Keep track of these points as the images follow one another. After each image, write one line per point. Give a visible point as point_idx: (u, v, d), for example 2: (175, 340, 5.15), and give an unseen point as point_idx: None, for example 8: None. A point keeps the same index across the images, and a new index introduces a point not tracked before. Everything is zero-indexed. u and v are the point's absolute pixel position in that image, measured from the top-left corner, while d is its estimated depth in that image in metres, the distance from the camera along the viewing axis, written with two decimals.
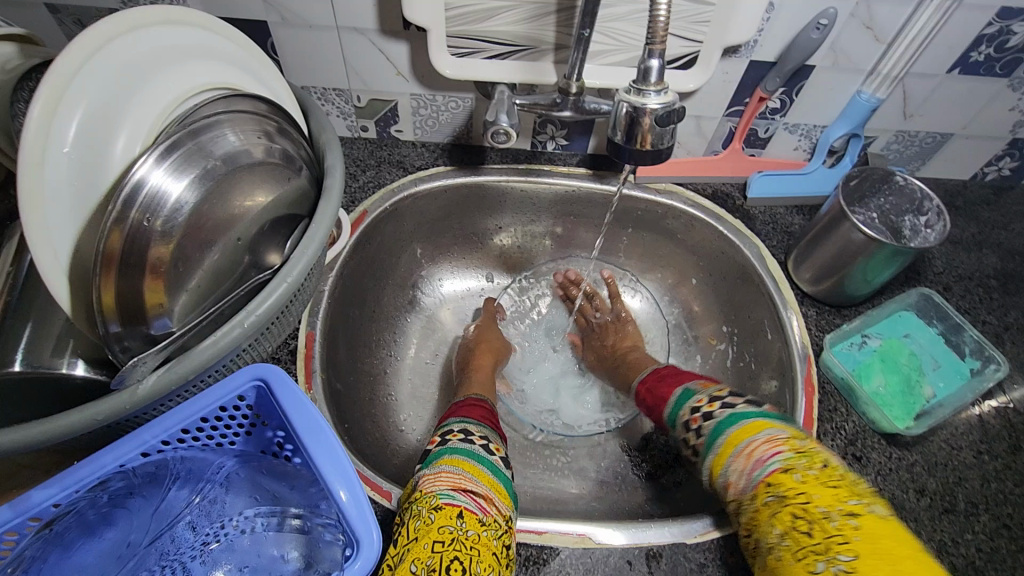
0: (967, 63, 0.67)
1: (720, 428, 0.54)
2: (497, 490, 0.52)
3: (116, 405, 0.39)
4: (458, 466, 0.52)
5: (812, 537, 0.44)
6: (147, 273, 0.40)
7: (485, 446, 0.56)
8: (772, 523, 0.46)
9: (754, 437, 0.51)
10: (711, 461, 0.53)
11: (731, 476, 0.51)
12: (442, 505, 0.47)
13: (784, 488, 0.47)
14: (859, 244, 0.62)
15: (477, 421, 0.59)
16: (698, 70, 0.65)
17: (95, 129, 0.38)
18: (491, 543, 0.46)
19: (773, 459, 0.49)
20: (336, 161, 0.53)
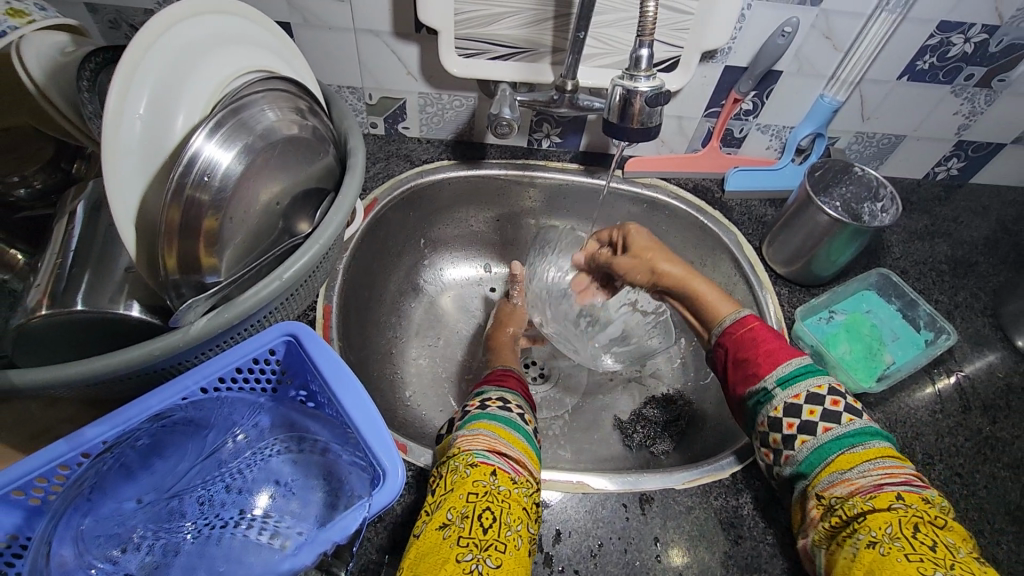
0: (914, 71, 0.75)
1: (846, 433, 0.50)
2: (529, 456, 0.54)
3: (170, 343, 0.44)
4: (496, 432, 0.54)
5: (935, 552, 0.42)
6: (200, 234, 0.45)
7: (520, 415, 0.59)
8: (889, 523, 0.44)
9: (901, 465, 0.48)
10: (835, 456, 0.49)
11: (855, 476, 0.48)
12: (478, 462, 0.50)
13: (921, 508, 0.45)
14: (824, 226, 0.69)
15: (512, 392, 0.63)
16: (680, 73, 0.73)
17: (162, 97, 0.43)
18: (522, 499, 0.49)
19: (914, 485, 0.47)
20: (358, 143, 0.59)
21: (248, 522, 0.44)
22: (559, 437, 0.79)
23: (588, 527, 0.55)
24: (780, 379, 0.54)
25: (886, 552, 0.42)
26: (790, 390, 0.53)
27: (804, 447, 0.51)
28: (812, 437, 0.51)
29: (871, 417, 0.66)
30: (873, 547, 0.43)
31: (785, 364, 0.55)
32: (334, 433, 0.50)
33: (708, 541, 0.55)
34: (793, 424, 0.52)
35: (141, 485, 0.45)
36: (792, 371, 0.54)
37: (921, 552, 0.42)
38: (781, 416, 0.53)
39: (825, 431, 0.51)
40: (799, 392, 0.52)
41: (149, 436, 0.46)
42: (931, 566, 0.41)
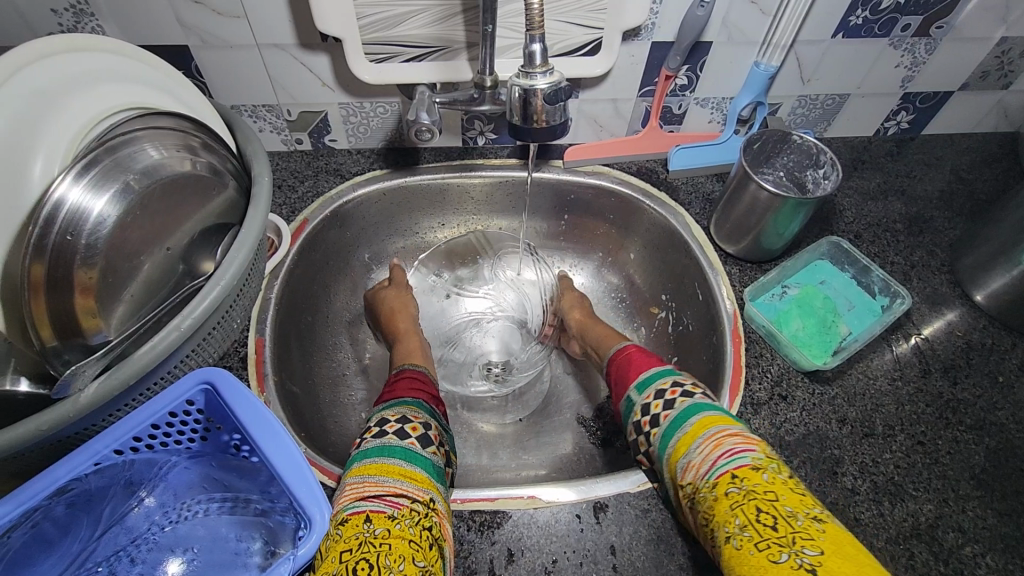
0: (847, 27, 0.73)
1: (678, 415, 0.53)
2: (412, 478, 0.48)
3: (62, 413, 0.41)
4: (364, 472, 0.47)
5: (776, 530, 0.41)
6: (76, 289, 0.42)
7: (399, 431, 0.52)
8: (733, 512, 0.44)
9: (728, 431, 0.49)
10: (674, 442, 0.51)
11: (693, 459, 0.49)
12: (347, 516, 0.44)
13: (752, 484, 0.45)
14: (765, 201, 0.67)
15: (393, 404, 0.57)
16: (604, 56, 0.70)
17: (13, 152, 0.40)
18: (403, 531, 0.43)
19: (743, 454, 0.47)
20: (264, 169, 0.55)
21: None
22: (524, 441, 0.78)
23: (542, 544, 0.53)
24: (640, 384, 0.59)
25: (739, 545, 0.42)
26: (642, 393, 0.58)
27: (656, 437, 0.54)
28: (658, 427, 0.54)
29: (829, 394, 0.64)
30: (729, 541, 0.43)
31: (648, 370, 0.61)
32: (262, 488, 0.47)
33: (666, 544, 0.54)
34: (646, 421, 0.56)
35: (56, 553, 0.44)
36: (647, 376, 0.60)
37: (767, 536, 0.41)
38: (640, 418, 0.57)
39: (666, 418, 0.54)
40: (651, 393, 0.57)
41: (64, 505, 0.44)
42: (776, 550, 0.40)
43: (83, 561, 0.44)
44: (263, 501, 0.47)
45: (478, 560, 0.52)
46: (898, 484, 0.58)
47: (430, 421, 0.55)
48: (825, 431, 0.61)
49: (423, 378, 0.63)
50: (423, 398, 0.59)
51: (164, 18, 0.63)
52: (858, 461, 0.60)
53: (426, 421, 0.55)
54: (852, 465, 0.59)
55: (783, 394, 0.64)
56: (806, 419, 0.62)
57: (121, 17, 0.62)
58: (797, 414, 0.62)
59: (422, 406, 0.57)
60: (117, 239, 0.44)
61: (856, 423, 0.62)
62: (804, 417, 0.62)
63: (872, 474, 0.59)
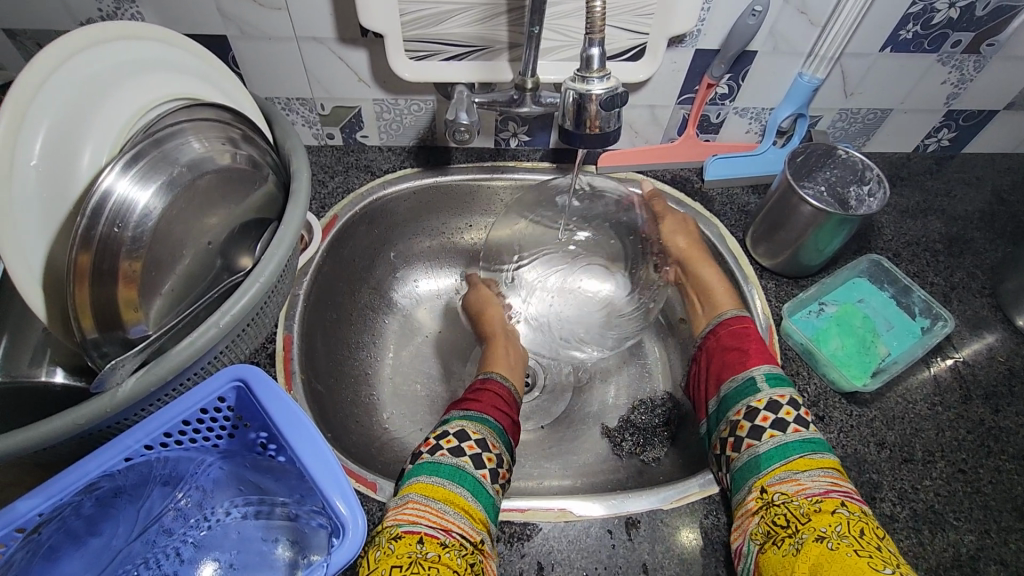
0: (897, 41, 0.71)
1: (810, 438, 0.53)
2: (470, 514, 0.50)
3: (98, 407, 0.40)
4: (429, 493, 0.50)
5: (880, 552, 0.44)
6: (118, 282, 0.41)
7: (474, 456, 0.55)
8: (836, 521, 0.46)
9: (845, 475, 0.51)
10: (790, 458, 0.52)
11: (803, 478, 0.50)
12: (402, 533, 0.47)
13: (863, 517, 0.47)
14: (808, 216, 0.65)
15: (477, 419, 0.60)
16: (647, 61, 0.69)
17: (61, 141, 0.39)
18: (453, 562, 0.45)
19: (858, 497, 0.49)
20: (302, 164, 0.54)
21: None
22: (546, 450, 0.77)
23: (572, 558, 0.52)
24: (768, 376, 0.58)
25: (834, 547, 0.44)
26: (775, 389, 0.57)
27: (769, 441, 0.53)
28: (781, 433, 0.53)
29: (867, 416, 0.62)
30: (821, 542, 0.45)
31: (774, 367, 0.59)
32: (293, 490, 0.46)
33: (699, 564, 0.52)
34: (768, 418, 0.55)
35: (85, 552, 0.43)
36: (778, 373, 0.58)
37: (868, 551, 0.44)
38: (760, 408, 0.56)
39: (795, 432, 0.53)
40: (783, 393, 0.56)
41: (93, 501, 0.44)
42: (879, 563, 0.43)
43: (116, 560, 0.43)
44: (294, 504, 0.46)
45: (507, 572, 0.51)
46: (938, 512, 0.57)
47: (503, 453, 0.58)
48: (863, 454, 0.60)
49: (504, 397, 0.66)
50: (503, 424, 0.62)
51: (205, 7, 0.62)
52: (897, 487, 0.58)
53: (500, 456, 0.57)
54: (891, 490, 0.58)
55: (819, 414, 0.62)
56: (843, 441, 0.60)
57: (162, 5, 0.62)
58: (835, 435, 0.61)
59: (502, 436, 0.60)
60: (160, 233, 0.43)
61: (894, 447, 0.60)
62: (842, 439, 0.61)
63: (911, 501, 0.57)
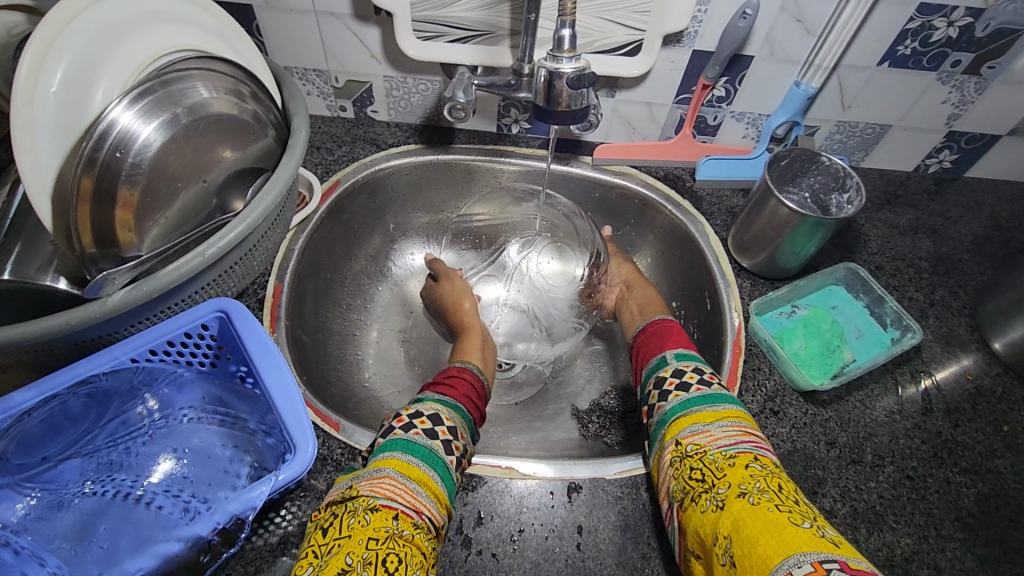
0: (895, 56, 0.72)
1: (709, 394, 0.55)
2: (438, 500, 0.51)
3: (88, 313, 0.45)
4: (406, 473, 0.51)
5: (797, 505, 0.43)
6: (117, 204, 0.46)
7: (446, 443, 0.55)
8: (751, 476, 0.46)
9: (752, 427, 0.52)
10: (696, 410, 0.53)
11: (713, 429, 0.51)
12: (379, 506, 0.47)
13: (773, 470, 0.47)
14: (784, 217, 0.67)
15: (453, 405, 0.61)
16: (643, 58, 0.71)
17: (79, 74, 0.44)
18: (423, 543, 0.46)
19: (766, 450, 0.49)
20: (302, 124, 0.59)
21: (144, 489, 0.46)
22: (515, 424, 0.80)
23: (511, 512, 0.55)
24: (679, 353, 0.61)
25: (755, 502, 0.43)
26: (682, 362, 0.60)
27: (675, 400, 0.56)
28: (684, 391, 0.56)
29: (822, 416, 0.63)
30: (742, 497, 0.44)
31: (688, 348, 0.63)
32: (259, 416, 0.50)
33: (632, 532, 0.55)
34: (673, 382, 0.57)
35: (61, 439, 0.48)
36: (687, 352, 0.61)
37: (786, 504, 0.43)
38: (667, 376, 0.58)
39: (696, 390, 0.56)
40: (688, 364, 0.59)
41: (79, 399, 0.48)
42: (798, 516, 0.42)
43: (87, 444, 0.48)
44: (256, 425, 0.50)
45: (448, 517, 0.55)
46: (878, 513, 0.58)
47: (469, 446, 0.59)
48: (811, 450, 0.61)
49: (479, 389, 0.67)
50: (472, 412, 0.63)
51: None
52: (841, 485, 0.59)
53: (466, 447, 0.58)
54: (834, 488, 0.59)
55: (774, 409, 0.64)
56: (794, 436, 0.62)
57: None
58: (786, 430, 0.62)
59: (470, 424, 0.61)
60: (159, 165, 0.48)
61: (845, 448, 0.62)
62: (793, 434, 0.62)
63: (853, 500, 0.58)
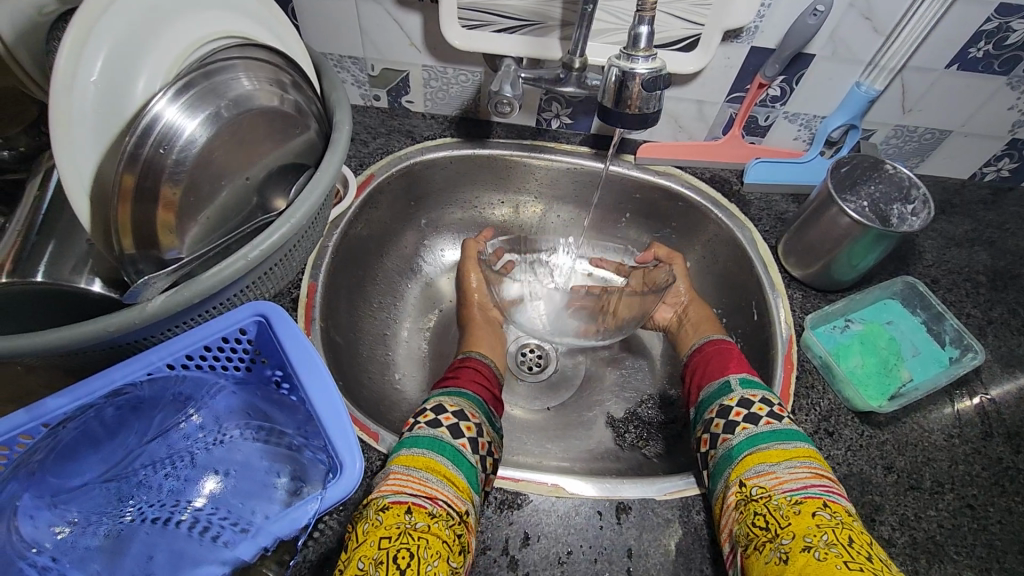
0: (965, 59, 0.68)
1: (780, 430, 0.53)
2: (454, 483, 0.50)
3: (126, 320, 0.42)
4: (412, 464, 0.50)
5: (868, 561, 0.43)
6: (159, 202, 0.43)
7: (452, 428, 0.55)
8: (819, 527, 0.45)
9: (824, 468, 0.50)
10: (763, 448, 0.52)
11: (780, 471, 0.50)
12: (389, 504, 0.46)
13: (844, 519, 0.46)
14: (845, 228, 0.64)
15: (455, 392, 0.61)
16: (700, 53, 0.67)
17: (121, 62, 0.41)
18: (442, 531, 0.45)
19: (837, 494, 0.48)
20: (345, 117, 0.56)
21: (189, 513, 0.43)
22: (549, 430, 0.77)
23: (558, 532, 0.53)
24: (744, 380, 0.60)
25: (822, 557, 0.43)
26: (748, 390, 0.58)
27: (741, 433, 0.55)
28: (752, 425, 0.55)
29: (878, 438, 0.61)
30: (808, 551, 0.44)
31: (753, 375, 0.61)
32: (299, 425, 0.48)
33: (684, 557, 0.53)
34: (740, 412, 0.56)
35: (102, 455, 0.46)
36: (752, 380, 0.60)
37: (857, 560, 0.43)
38: (732, 405, 0.57)
39: (766, 424, 0.54)
40: (755, 393, 0.58)
41: (115, 408, 0.46)
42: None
43: (127, 465, 0.45)
44: (300, 439, 0.47)
45: (493, 536, 0.52)
46: (938, 544, 0.55)
47: (484, 425, 0.59)
48: (868, 475, 0.58)
49: (487, 375, 0.67)
50: (483, 395, 0.63)
51: None
52: (899, 513, 0.57)
53: (479, 426, 0.58)
54: (892, 515, 0.56)
55: (829, 430, 0.61)
56: (850, 459, 0.59)
57: None
58: (841, 453, 0.60)
59: (480, 404, 0.61)
60: (202, 161, 0.45)
61: (903, 473, 0.59)
62: (848, 457, 0.59)
63: (912, 529, 0.56)
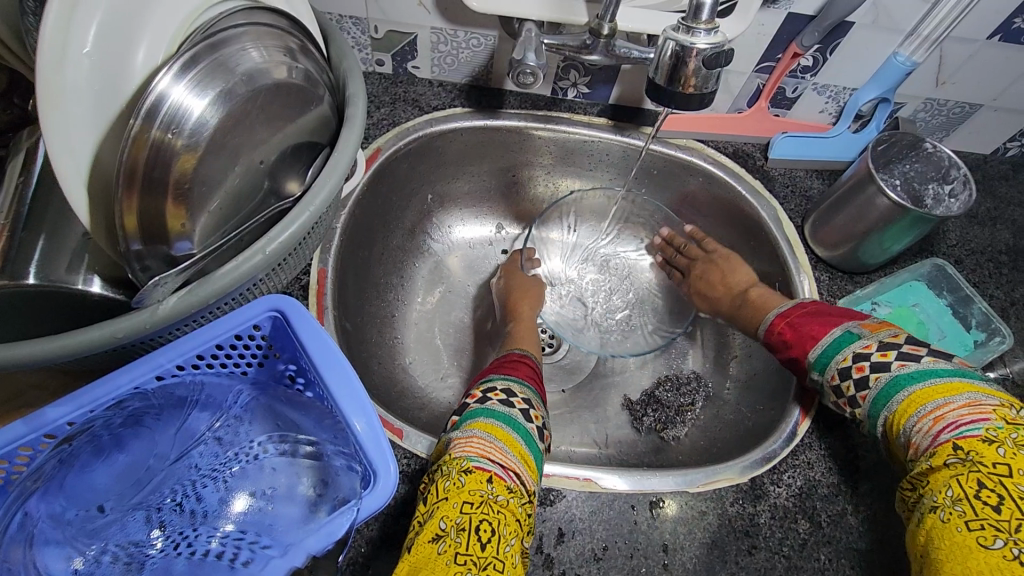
0: (1009, 30, 0.65)
1: (900, 377, 0.47)
2: (527, 463, 0.48)
3: (136, 324, 0.39)
4: (492, 433, 0.48)
5: (999, 512, 0.39)
6: (169, 193, 0.39)
7: (524, 411, 0.52)
8: (947, 483, 0.42)
9: (951, 399, 0.44)
10: (891, 413, 0.48)
11: (911, 436, 0.46)
12: (473, 468, 0.44)
13: (978, 458, 0.42)
14: (882, 210, 0.62)
15: (519, 382, 0.57)
16: (735, 20, 0.60)
17: (117, 30, 0.36)
18: (517, 509, 0.44)
19: (974, 426, 0.43)
20: (359, 89, 0.50)
21: (219, 539, 0.38)
22: (563, 413, 0.76)
23: (592, 529, 0.52)
24: (816, 362, 0.54)
25: (947, 518, 0.41)
26: (826, 372, 0.53)
27: (879, 382, 0.49)
28: (884, 373, 0.48)
29: None
30: (937, 512, 0.42)
31: (829, 334, 0.53)
32: (316, 422, 0.45)
33: (719, 550, 0.52)
34: (863, 368, 0.50)
35: (114, 467, 0.41)
36: (822, 350, 0.53)
37: (982, 515, 0.39)
38: (851, 364, 0.51)
39: (875, 380, 0.49)
40: (848, 354, 0.51)
41: (125, 414, 0.42)
42: (990, 534, 0.39)
43: (150, 493, 0.40)
44: (324, 443, 0.44)
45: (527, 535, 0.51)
46: None
47: (546, 420, 0.55)
48: None
49: (538, 371, 0.62)
50: (538, 391, 0.58)
51: None
52: None
53: (543, 419, 0.54)
54: None
55: None
56: None
57: None
58: None
59: (541, 400, 0.57)
60: (211, 146, 0.40)
61: None
62: None
63: None
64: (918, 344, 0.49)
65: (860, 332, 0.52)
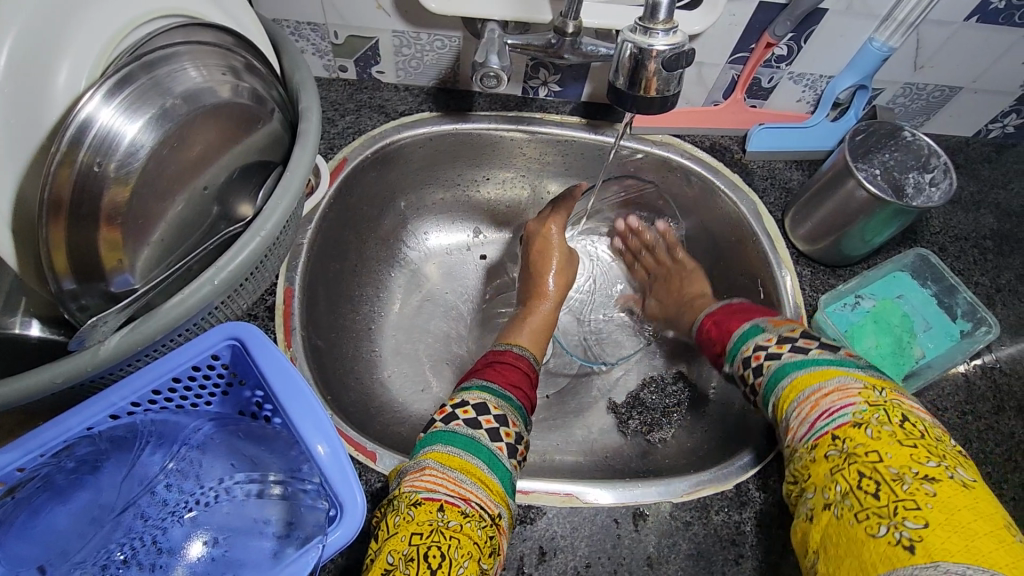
0: (986, 11, 0.63)
1: (793, 363, 0.49)
2: (487, 485, 0.46)
3: (78, 366, 0.37)
4: (446, 462, 0.46)
5: (877, 498, 0.39)
6: (102, 224, 0.37)
7: (491, 430, 0.50)
8: (834, 476, 0.42)
9: (823, 386, 0.46)
10: (776, 401, 0.50)
11: (791, 422, 0.47)
12: (421, 500, 0.43)
13: (853, 445, 0.42)
14: (862, 202, 0.60)
15: (498, 394, 0.54)
16: (704, 12, 0.58)
17: (30, 58, 0.34)
18: (474, 533, 0.42)
19: (845, 411, 0.44)
20: (312, 102, 0.48)
21: None
22: (548, 420, 0.74)
23: (574, 546, 0.50)
24: (731, 351, 0.57)
25: (839, 513, 0.41)
26: (735, 361, 0.56)
27: (770, 369, 0.51)
28: (776, 360, 0.51)
29: None
30: (828, 507, 0.42)
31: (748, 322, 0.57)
32: (281, 457, 0.43)
33: (705, 561, 0.51)
34: (761, 356, 0.53)
35: (72, 508, 0.39)
36: (737, 339, 0.57)
37: (867, 505, 0.39)
38: (752, 353, 0.54)
39: (767, 367, 0.51)
40: (751, 346, 0.54)
41: (78, 458, 0.41)
42: (875, 522, 0.38)
43: (101, 542, 0.38)
44: (288, 480, 0.42)
45: (508, 556, 0.50)
46: None
47: (523, 432, 0.53)
48: None
49: (529, 378, 0.60)
50: (523, 402, 0.56)
51: None
52: None
53: (519, 433, 0.52)
54: None
55: None
56: None
57: None
58: None
59: (522, 412, 0.54)
60: (146, 174, 0.38)
61: None
62: None
63: None
64: (810, 337, 0.51)
65: (765, 326, 0.55)
